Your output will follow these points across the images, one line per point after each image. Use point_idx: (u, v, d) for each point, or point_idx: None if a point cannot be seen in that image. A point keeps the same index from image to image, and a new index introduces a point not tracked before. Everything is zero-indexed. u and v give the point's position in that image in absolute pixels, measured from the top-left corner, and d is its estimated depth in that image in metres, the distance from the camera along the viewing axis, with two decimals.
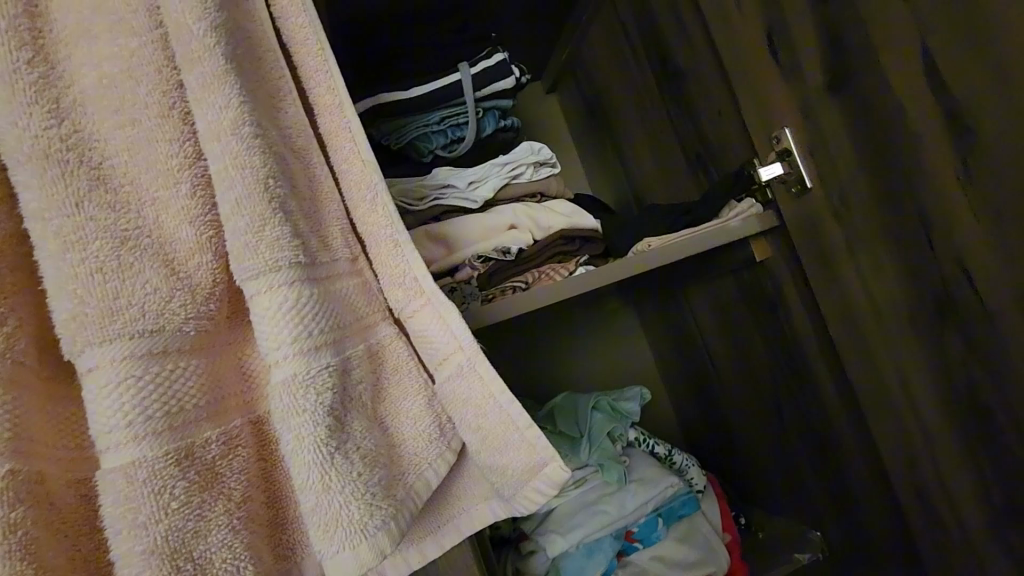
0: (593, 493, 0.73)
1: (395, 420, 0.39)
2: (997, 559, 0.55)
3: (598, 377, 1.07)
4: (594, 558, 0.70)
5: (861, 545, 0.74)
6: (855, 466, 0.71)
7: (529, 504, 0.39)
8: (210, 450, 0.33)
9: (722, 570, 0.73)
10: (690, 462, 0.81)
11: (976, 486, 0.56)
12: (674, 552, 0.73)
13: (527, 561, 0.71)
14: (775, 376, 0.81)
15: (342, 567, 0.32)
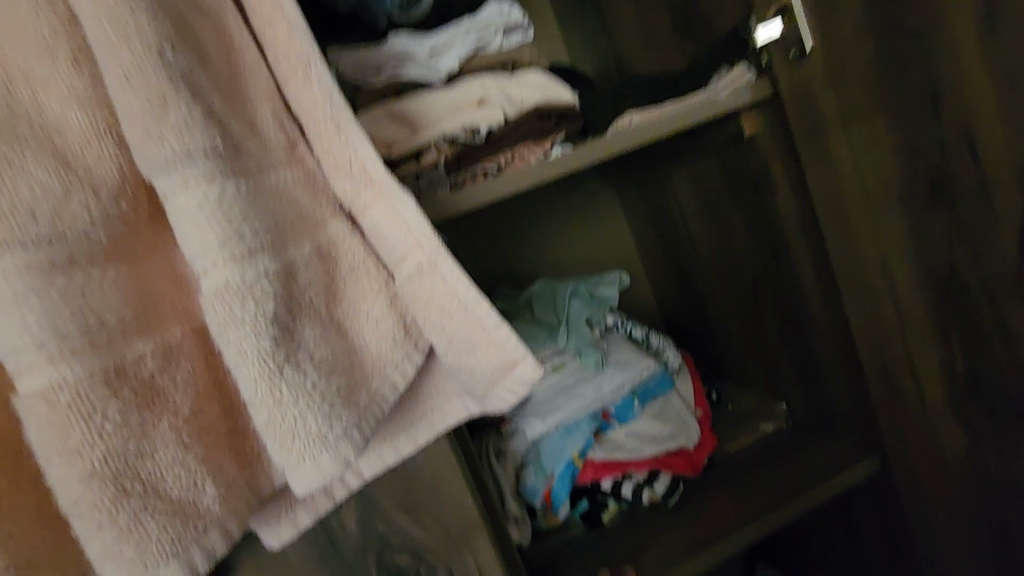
0: (571, 379, 0.74)
1: (355, 323, 0.36)
2: (951, 422, 0.59)
3: (574, 262, 1.04)
4: (572, 437, 0.73)
5: (824, 414, 0.77)
6: (827, 347, 0.71)
7: (501, 403, 0.38)
8: (145, 368, 0.31)
9: (692, 441, 0.77)
10: (666, 343, 0.82)
11: (942, 360, 0.58)
12: (647, 428, 0.76)
13: (506, 442, 0.74)
14: (754, 259, 0.78)
15: (304, 479, 0.31)
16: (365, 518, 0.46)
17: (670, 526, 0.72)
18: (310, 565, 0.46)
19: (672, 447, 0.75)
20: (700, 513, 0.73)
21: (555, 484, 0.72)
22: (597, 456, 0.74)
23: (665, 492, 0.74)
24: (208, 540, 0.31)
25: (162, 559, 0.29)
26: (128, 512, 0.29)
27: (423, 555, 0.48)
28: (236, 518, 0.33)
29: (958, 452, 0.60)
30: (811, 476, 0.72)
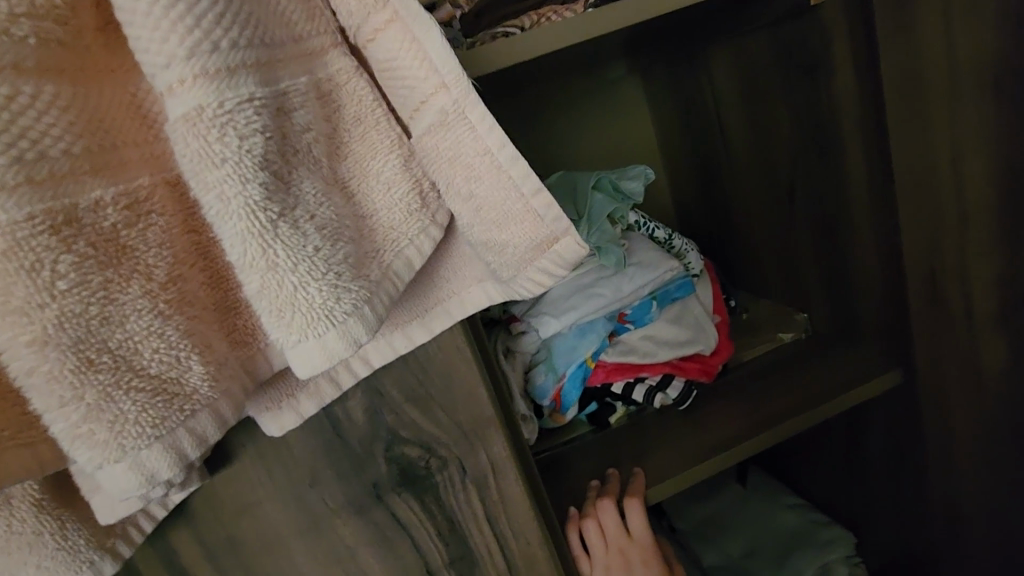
0: (587, 277, 0.70)
1: (364, 185, 0.31)
2: (997, 336, 0.55)
3: (589, 157, 0.94)
4: (587, 338, 0.69)
5: (846, 326, 0.73)
6: (865, 255, 0.64)
7: (532, 288, 0.33)
8: (104, 218, 0.25)
9: (710, 347, 0.73)
10: (689, 246, 0.77)
11: (1003, 269, 0.52)
12: (665, 332, 0.72)
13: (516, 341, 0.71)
14: (795, 155, 0.69)
15: (307, 359, 0.26)
16: (373, 409, 0.43)
17: (680, 430, 0.71)
18: (315, 451, 0.43)
19: (688, 352, 0.72)
20: (711, 417, 0.71)
21: (566, 384, 0.69)
22: (609, 358, 0.70)
23: (677, 399, 0.72)
24: (197, 422, 0.27)
25: (143, 441, 0.25)
26: (97, 387, 0.24)
27: (433, 448, 0.45)
28: (229, 400, 0.29)
29: (999, 368, 0.56)
30: (831, 388, 0.69)
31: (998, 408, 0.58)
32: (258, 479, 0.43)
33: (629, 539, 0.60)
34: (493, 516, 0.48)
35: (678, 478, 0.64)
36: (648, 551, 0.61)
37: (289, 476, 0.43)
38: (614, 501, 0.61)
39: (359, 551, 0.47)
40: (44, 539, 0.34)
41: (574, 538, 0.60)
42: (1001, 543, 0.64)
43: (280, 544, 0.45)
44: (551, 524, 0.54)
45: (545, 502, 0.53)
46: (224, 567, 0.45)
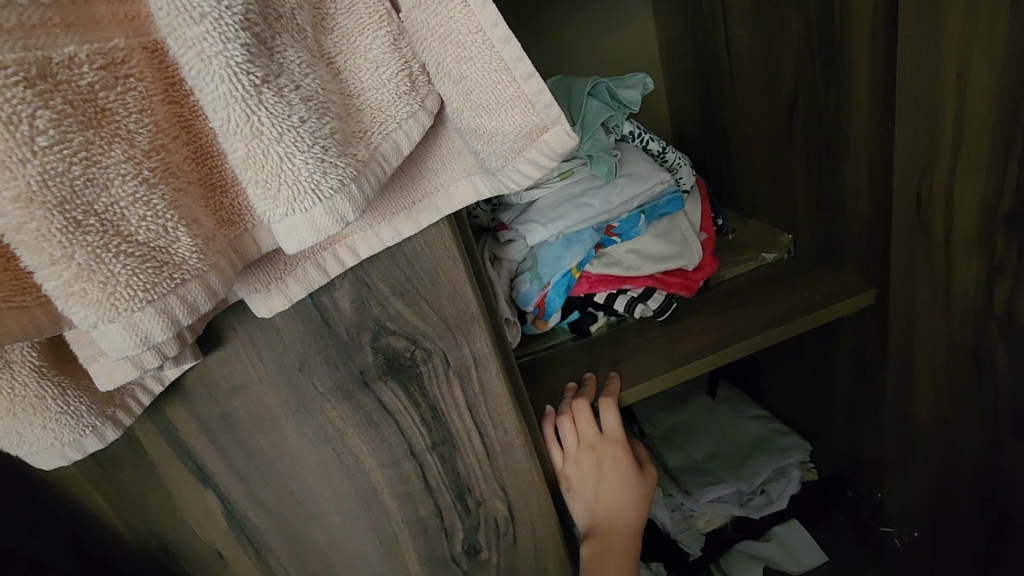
0: (577, 187, 0.70)
1: (350, 62, 0.30)
2: (970, 261, 0.57)
3: (588, 59, 0.89)
4: (573, 249, 0.70)
5: (830, 246, 0.74)
6: (858, 175, 0.65)
7: (521, 180, 0.32)
8: (81, 76, 0.25)
9: (693, 263, 0.74)
10: (682, 161, 0.76)
11: (986, 198, 0.53)
12: (650, 246, 0.73)
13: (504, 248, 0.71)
14: (803, 68, 0.67)
15: (294, 233, 0.27)
16: (361, 300, 0.44)
17: (657, 340, 0.74)
18: (304, 338, 0.45)
19: (670, 267, 0.73)
20: (689, 329, 0.74)
21: (550, 291, 0.71)
22: (594, 269, 0.72)
23: (657, 310, 0.74)
24: (188, 292, 0.28)
25: (135, 304, 0.26)
26: (87, 248, 0.25)
27: (418, 340, 0.47)
28: (218, 273, 0.30)
29: (968, 291, 0.58)
30: (805, 305, 0.71)
31: (962, 328, 0.60)
32: (250, 361, 0.45)
33: (601, 437, 0.63)
34: (476, 405, 0.51)
35: (653, 380, 0.67)
36: (619, 449, 0.64)
37: (279, 360, 0.45)
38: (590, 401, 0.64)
39: (347, 432, 0.50)
40: (46, 403, 0.36)
41: (549, 432, 0.63)
42: (942, 452, 0.70)
43: (271, 422, 0.48)
44: (530, 419, 0.57)
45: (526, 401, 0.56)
46: (219, 440, 0.48)
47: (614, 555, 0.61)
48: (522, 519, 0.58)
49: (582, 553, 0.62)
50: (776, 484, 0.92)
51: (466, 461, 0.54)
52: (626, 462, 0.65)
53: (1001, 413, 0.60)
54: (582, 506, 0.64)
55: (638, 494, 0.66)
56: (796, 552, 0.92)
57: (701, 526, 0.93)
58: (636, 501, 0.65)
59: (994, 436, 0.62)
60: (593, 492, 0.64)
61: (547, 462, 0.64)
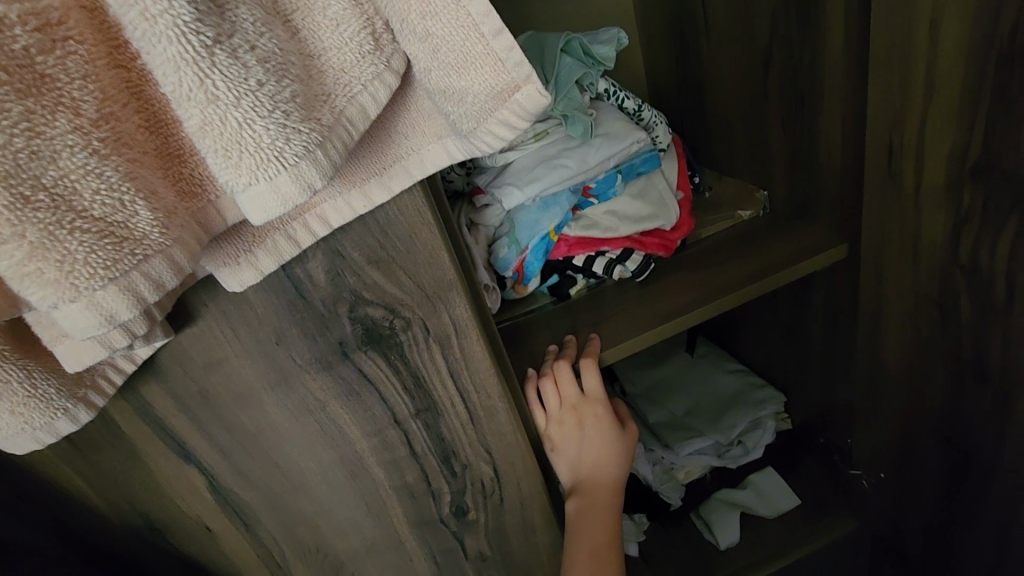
0: (553, 148, 0.69)
1: (309, 21, 0.28)
2: (938, 212, 0.58)
3: (561, 16, 0.87)
4: (550, 212, 0.69)
5: (803, 202, 0.75)
6: (831, 130, 0.65)
7: (493, 141, 0.32)
8: (16, 38, 0.23)
9: (670, 223, 0.74)
10: (658, 119, 0.75)
11: (955, 150, 0.54)
12: (628, 207, 0.73)
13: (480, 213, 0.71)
14: (777, 21, 0.66)
15: (260, 203, 0.26)
16: (336, 269, 0.43)
17: (636, 299, 0.74)
18: (279, 311, 0.44)
19: (648, 227, 0.73)
20: (667, 287, 0.75)
21: (528, 256, 0.71)
22: (572, 231, 0.71)
23: (636, 271, 0.75)
24: (152, 268, 0.27)
25: (97, 283, 0.25)
26: (37, 225, 0.24)
27: (397, 309, 0.47)
28: (183, 248, 0.28)
29: (936, 241, 0.60)
30: (781, 259, 0.72)
31: (929, 277, 0.62)
32: (225, 336, 0.44)
33: (583, 397, 0.64)
34: (457, 371, 0.51)
35: (630, 343, 0.68)
36: (601, 408, 0.66)
37: (255, 334, 0.45)
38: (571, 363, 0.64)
39: (329, 403, 0.50)
40: (12, 386, 0.35)
41: (531, 395, 0.64)
42: (909, 398, 0.72)
43: (251, 396, 0.47)
44: (512, 381, 0.58)
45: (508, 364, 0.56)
46: (199, 417, 0.47)
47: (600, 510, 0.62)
48: (508, 479, 0.59)
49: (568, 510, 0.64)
50: (753, 435, 0.96)
51: (449, 426, 0.54)
52: (608, 420, 0.66)
53: (964, 358, 0.62)
54: (566, 465, 0.65)
55: (621, 450, 0.68)
56: (771, 498, 0.96)
57: (681, 476, 0.97)
58: (620, 457, 0.67)
59: (957, 380, 0.64)
60: (577, 451, 0.65)
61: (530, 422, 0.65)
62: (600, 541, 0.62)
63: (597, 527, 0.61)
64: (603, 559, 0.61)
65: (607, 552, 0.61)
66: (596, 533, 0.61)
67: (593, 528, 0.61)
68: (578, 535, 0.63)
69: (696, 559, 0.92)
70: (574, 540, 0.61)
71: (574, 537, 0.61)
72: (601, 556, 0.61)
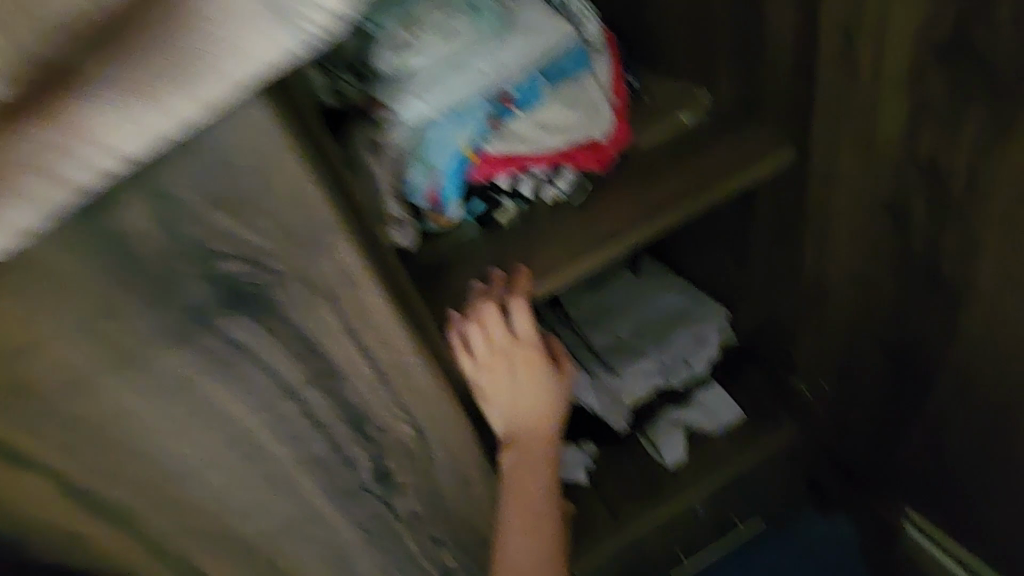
0: (461, 46, 0.58)
1: None
2: (896, 104, 0.51)
3: None
4: (463, 125, 0.60)
5: (749, 100, 0.67)
6: (781, 10, 0.56)
7: (321, 18, 0.27)
8: None
9: (604, 133, 0.66)
10: (587, 8, 0.64)
11: (920, 28, 0.46)
12: (554, 116, 0.64)
13: (382, 131, 0.59)
14: None
15: None
16: (161, 216, 0.33)
17: (569, 220, 0.67)
18: (97, 273, 0.34)
19: (579, 139, 0.64)
20: (603, 206, 0.68)
21: (443, 182, 0.60)
22: (492, 149, 0.62)
23: (568, 190, 0.67)
24: None
25: None
26: None
27: (260, 261, 0.37)
28: None
29: (892, 137, 0.53)
30: (720, 170, 0.67)
31: (880, 179, 0.57)
32: (27, 310, 0.34)
33: (513, 341, 0.59)
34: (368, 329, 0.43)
35: (566, 272, 0.63)
36: (533, 350, 0.60)
37: (70, 304, 0.34)
38: (498, 304, 0.58)
39: (197, 379, 0.40)
40: None
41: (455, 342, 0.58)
42: (856, 308, 0.70)
43: (88, 383, 0.38)
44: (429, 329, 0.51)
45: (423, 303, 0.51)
46: (22, 415, 0.37)
47: (532, 458, 0.61)
48: (434, 435, 0.54)
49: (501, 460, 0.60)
50: (697, 355, 0.94)
51: (367, 386, 0.47)
52: (541, 362, 0.60)
53: (912, 264, 0.59)
54: (498, 414, 0.60)
55: (557, 393, 0.63)
56: (716, 412, 0.95)
57: (627, 400, 0.92)
58: (555, 398, 0.62)
59: (904, 289, 0.61)
60: (508, 398, 0.59)
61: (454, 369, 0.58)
62: (532, 485, 0.62)
63: (529, 475, 0.61)
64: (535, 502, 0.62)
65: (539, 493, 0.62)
66: (528, 480, 0.62)
67: (525, 476, 0.61)
68: (512, 481, 0.61)
69: (645, 481, 0.93)
70: (507, 488, 0.61)
71: (506, 486, 0.61)
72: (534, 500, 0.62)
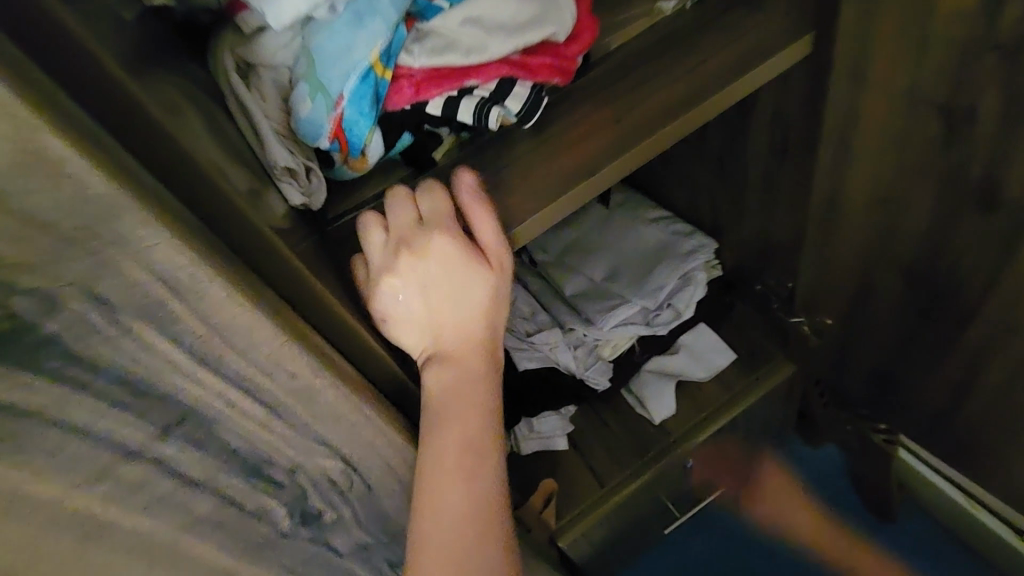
0: None
1: None
2: None
3: None
4: (366, 28, 0.42)
5: None
6: None
7: None
8: None
9: (565, 32, 0.50)
10: None
11: None
12: (496, 10, 0.47)
13: (255, 46, 0.43)
14: None
15: None
16: None
17: (531, 150, 0.52)
18: None
19: (533, 40, 0.48)
20: (572, 130, 0.52)
21: (348, 109, 0.43)
22: (412, 62, 0.47)
23: (522, 113, 0.50)
24: None
25: None
26: None
27: None
28: None
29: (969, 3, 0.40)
30: (717, 73, 0.52)
31: (939, 66, 0.44)
32: None
33: (418, 229, 0.43)
34: (211, 323, 0.32)
35: (540, 217, 0.49)
36: (448, 232, 0.43)
37: None
38: (400, 196, 0.45)
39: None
40: None
41: (372, 235, 0.43)
42: (877, 236, 0.58)
43: None
44: (328, 319, 0.39)
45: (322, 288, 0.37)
46: None
47: (464, 382, 0.44)
48: (359, 458, 0.44)
49: (432, 399, 0.44)
50: (682, 294, 0.82)
51: (237, 399, 0.35)
52: (502, 271, 0.45)
53: (971, 175, 0.47)
54: (415, 331, 0.44)
55: (496, 281, 0.45)
56: (706, 356, 0.86)
57: (607, 354, 0.82)
58: (497, 301, 0.45)
59: (955, 208, 0.50)
60: (431, 311, 0.44)
61: (393, 362, 0.45)
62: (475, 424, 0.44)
63: (460, 409, 0.44)
64: (475, 451, 0.43)
65: (479, 442, 0.43)
66: (462, 418, 0.44)
67: (457, 413, 0.44)
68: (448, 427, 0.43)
69: (632, 441, 0.83)
70: (438, 422, 0.43)
71: (434, 427, 0.44)
72: (472, 447, 0.43)
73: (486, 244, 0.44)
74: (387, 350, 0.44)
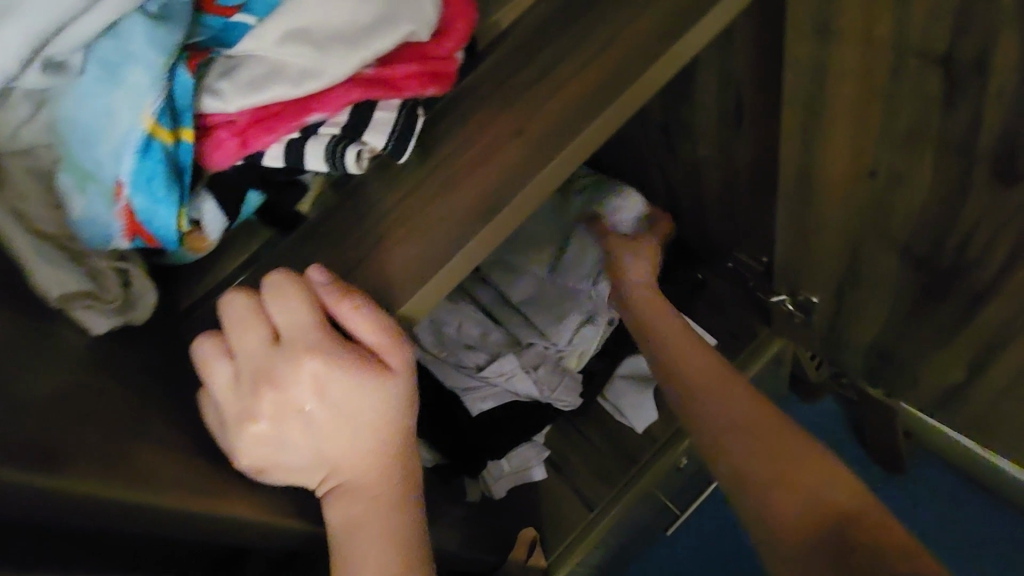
0: None
1: None
2: None
3: None
4: (125, 83, 0.30)
5: None
6: None
7: None
8: None
9: (429, 27, 0.37)
10: None
11: None
12: (326, 14, 0.34)
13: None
14: None
15: None
16: None
17: (417, 186, 0.40)
18: None
19: (386, 45, 0.35)
20: (465, 150, 0.40)
21: (138, 198, 0.31)
22: (223, 107, 0.33)
23: (396, 141, 0.37)
24: None
25: None
26: None
27: None
28: None
29: None
30: (640, 47, 0.41)
31: (933, 4, 0.33)
32: None
33: (277, 345, 0.32)
34: None
35: (439, 279, 0.37)
36: (316, 341, 0.32)
37: None
38: (247, 298, 0.33)
39: None
40: None
41: (213, 368, 0.32)
42: (863, 211, 0.48)
43: None
44: (141, 516, 0.27)
45: (104, 485, 0.25)
46: None
47: (375, 516, 0.34)
48: None
49: (335, 543, 0.34)
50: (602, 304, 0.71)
51: None
52: (403, 372, 0.34)
53: (981, 138, 0.37)
54: (300, 473, 0.33)
55: (397, 389, 0.34)
56: None
57: (573, 366, 0.71)
58: (403, 411, 0.34)
59: (962, 177, 0.39)
60: (315, 444, 0.33)
61: (288, 505, 0.35)
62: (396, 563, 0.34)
63: (375, 547, 0.34)
64: None
65: None
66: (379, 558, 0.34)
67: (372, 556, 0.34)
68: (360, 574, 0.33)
69: (617, 456, 0.75)
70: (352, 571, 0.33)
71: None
72: None
73: (370, 344, 0.34)
74: (273, 495, 0.34)
